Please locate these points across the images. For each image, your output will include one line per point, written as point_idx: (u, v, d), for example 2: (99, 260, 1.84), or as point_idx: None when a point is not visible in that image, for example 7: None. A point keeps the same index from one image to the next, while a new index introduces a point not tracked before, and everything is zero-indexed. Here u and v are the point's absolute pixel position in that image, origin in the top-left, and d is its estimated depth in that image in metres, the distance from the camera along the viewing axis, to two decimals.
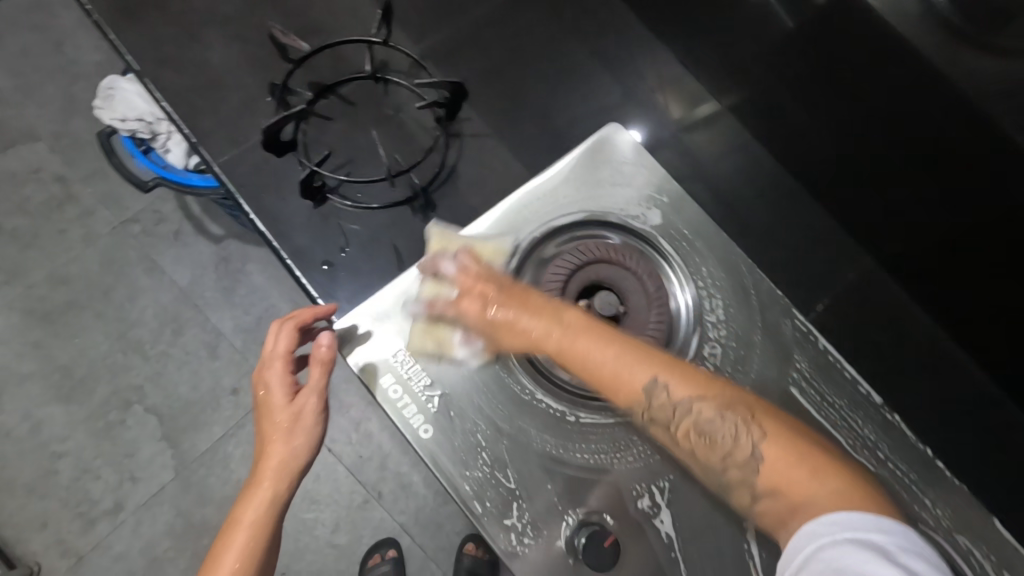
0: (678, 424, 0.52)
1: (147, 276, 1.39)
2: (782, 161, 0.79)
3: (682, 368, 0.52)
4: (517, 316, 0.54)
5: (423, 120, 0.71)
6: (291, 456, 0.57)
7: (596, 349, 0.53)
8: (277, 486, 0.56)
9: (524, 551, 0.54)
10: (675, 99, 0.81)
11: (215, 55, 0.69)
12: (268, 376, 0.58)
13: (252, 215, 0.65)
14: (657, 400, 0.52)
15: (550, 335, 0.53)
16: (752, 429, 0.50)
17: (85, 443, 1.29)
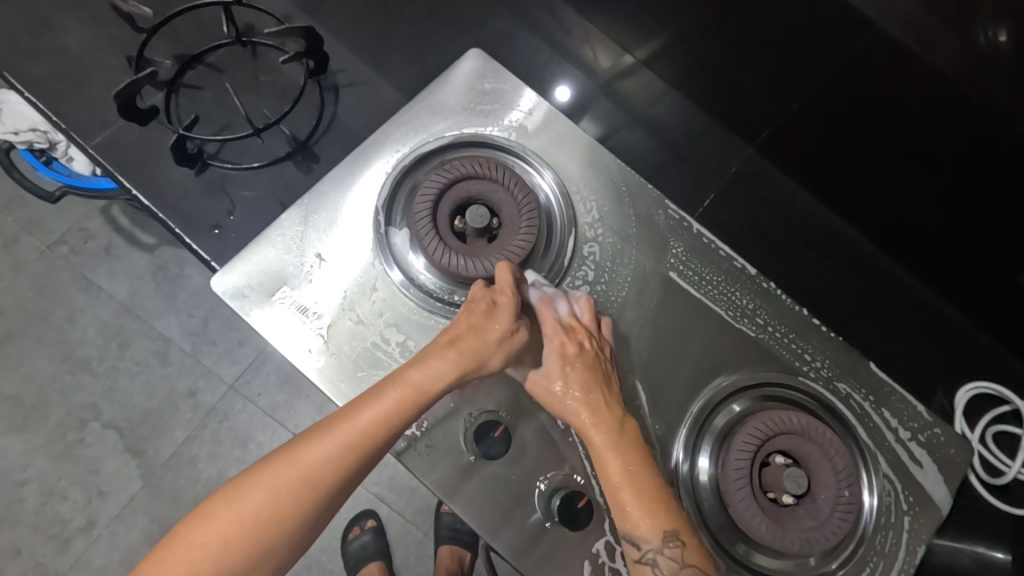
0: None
1: (84, 294, 1.38)
2: (672, 84, 0.88)
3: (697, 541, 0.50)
4: (585, 400, 0.53)
5: (291, 78, 0.72)
6: (476, 364, 0.52)
7: (641, 481, 0.51)
8: (450, 378, 0.51)
9: (428, 456, 0.53)
10: (602, 50, 0.88)
11: (72, 39, 0.69)
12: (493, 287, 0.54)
13: (135, 190, 0.65)
14: (662, 555, 0.50)
15: (596, 448, 0.52)
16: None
17: (46, 467, 1.28)
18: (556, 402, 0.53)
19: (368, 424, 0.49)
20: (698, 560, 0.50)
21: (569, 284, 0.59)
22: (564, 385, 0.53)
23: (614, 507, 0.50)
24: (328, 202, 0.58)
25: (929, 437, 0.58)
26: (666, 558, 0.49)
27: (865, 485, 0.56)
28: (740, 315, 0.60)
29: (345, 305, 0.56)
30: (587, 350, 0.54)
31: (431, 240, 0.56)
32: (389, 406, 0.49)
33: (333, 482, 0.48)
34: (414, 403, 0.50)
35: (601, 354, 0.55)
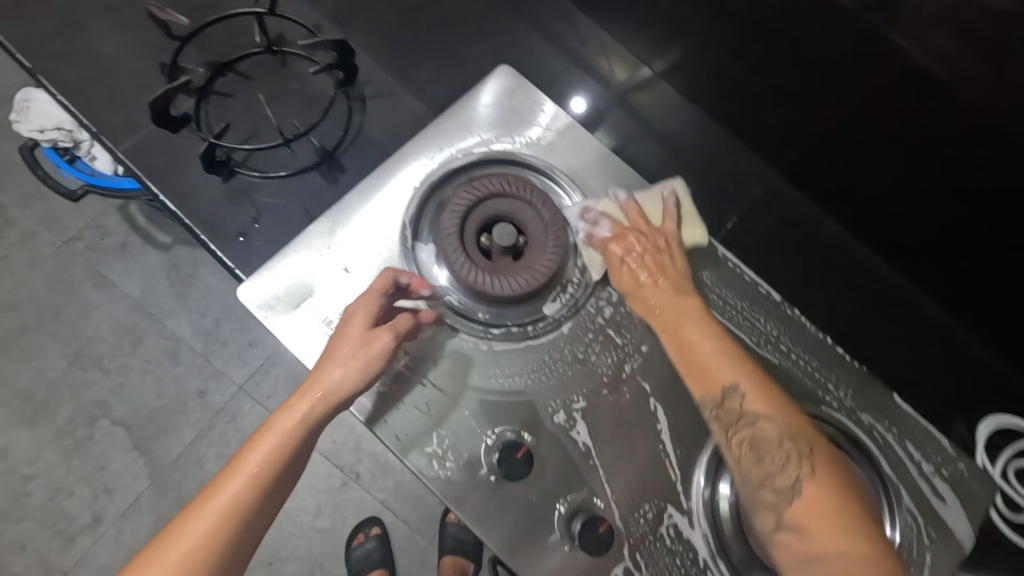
0: (743, 431, 0.51)
1: (98, 291, 1.39)
2: (697, 102, 0.89)
3: (768, 388, 0.52)
4: (646, 279, 0.57)
5: (318, 88, 0.72)
6: (338, 385, 0.49)
7: (700, 335, 0.54)
8: (317, 408, 0.49)
9: (447, 474, 0.52)
10: (618, 63, 0.90)
11: (105, 43, 0.69)
12: (359, 298, 0.52)
13: (162, 195, 0.66)
14: (734, 407, 0.51)
15: (668, 319, 0.55)
16: (805, 468, 0.49)
17: (54, 462, 1.29)
18: (628, 288, 0.57)
19: (254, 470, 0.46)
20: (765, 410, 0.51)
21: (594, 303, 0.59)
22: (631, 272, 0.57)
23: (677, 365, 0.54)
24: (356, 215, 0.58)
25: (952, 472, 0.58)
26: (733, 407, 0.51)
27: (888, 518, 0.55)
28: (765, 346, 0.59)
29: None
30: (639, 242, 0.58)
31: (458, 257, 0.56)
32: (265, 450, 0.47)
33: (206, 547, 0.44)
34: (289, 443, 0.48)
35: (656, 237, 0.59)
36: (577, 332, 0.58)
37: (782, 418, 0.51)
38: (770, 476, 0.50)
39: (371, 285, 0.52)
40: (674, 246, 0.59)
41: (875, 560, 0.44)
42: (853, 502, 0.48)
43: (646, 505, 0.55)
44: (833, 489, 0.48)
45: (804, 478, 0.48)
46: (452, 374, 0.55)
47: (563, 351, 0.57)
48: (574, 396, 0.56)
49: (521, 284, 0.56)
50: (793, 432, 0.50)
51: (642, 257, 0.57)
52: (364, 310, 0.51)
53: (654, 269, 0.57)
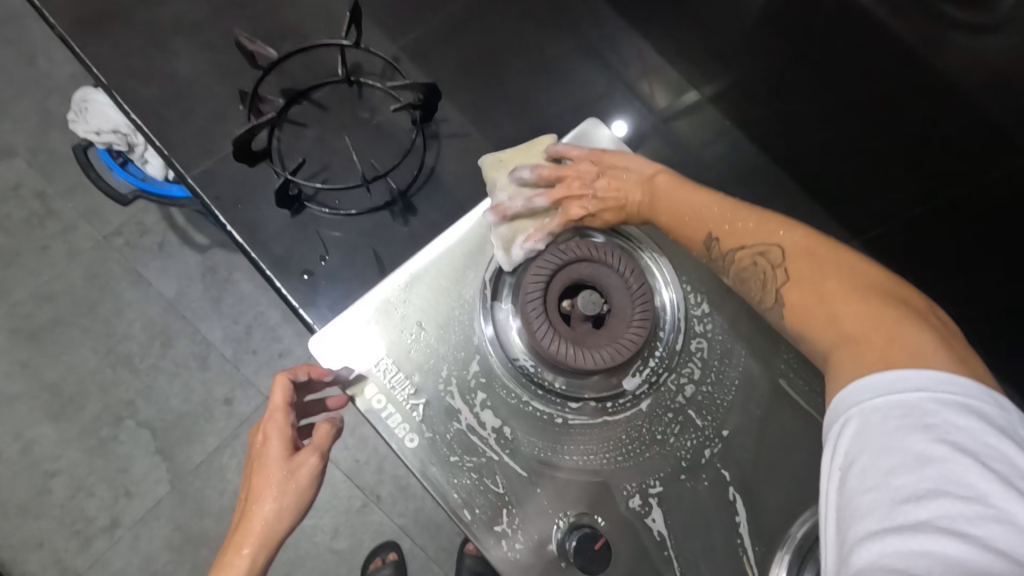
0: (734, 263, 0.54)
1: (134, 289, 1.38)
2: (784, 167, 0.80)
3: (734, 214, 0.54)
4: (597, 199, 0.57)
5: (392, 123, 0.69)
6: (273, 519, 0.53)
7: (666, 190, 0.57)
8: (259, 546, 0.53)
9: (516, 555, 0.50)
10: (659, 87, 0.81)
11: (182, 64, 0.68)
12: (266, 425, 0.56)
13: (230, 227, 0.64)
14: (719, 252, 0.55)
15: (636, 189, 0.58)
16: (784, 279, 0.51)
17: (77, 460, 1.27)
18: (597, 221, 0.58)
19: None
20: (748, 244, 0.53)
21: (674, 380, 0.56)
22: (587, 203, 0.58)
23: (670, 234, 0.57)
24: (433, 270, 0.56)
25: None
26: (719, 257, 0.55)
27: None
28: None
29: (445, 383, 0.53)
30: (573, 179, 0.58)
31: (539, 322, 0.53)
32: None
33: None
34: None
35: (574, 175, 0.58)
36: (657, 411, 0.55)
37: (753, 234, 0.53)
38: (770, 297, 0.52)
39: (273, 407, 0.55)
40: (603, 155, 0.60)
41: (874, 328, 0.45)
42: (843, 286, 0.48)
43: None
44: (821, 283, 0.49)
45: (794, 296, 0.50)
46: (525, 445, 0.52)
47: (641, 430, 0.54)
48: (651, 480, 0.53)
49: (606, 356, 0.53)
50: (765, 247, 0.52)
51: (584, 187, 0.58)
52: (276, 441, 0.55)
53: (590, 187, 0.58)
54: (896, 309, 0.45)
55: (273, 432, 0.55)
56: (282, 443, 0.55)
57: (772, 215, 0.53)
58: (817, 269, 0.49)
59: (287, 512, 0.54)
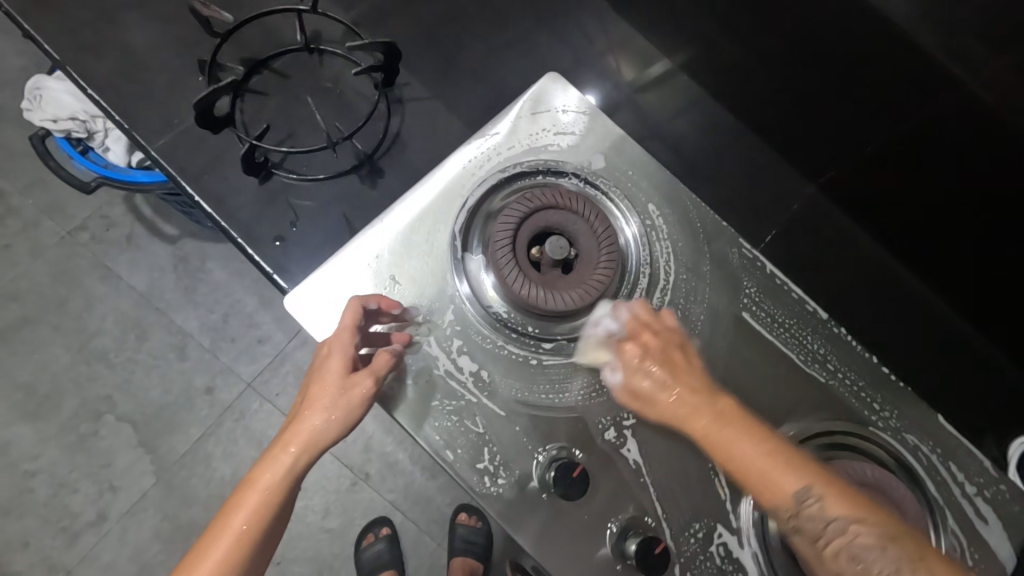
0: (829, 539, 0.46)
1: (103, 283, 1.36)
2: (733, 112, 0.78)
3: (837, 481, 0.47)
4: (666, 384, 0.52)
5: (352, 89, 0.70)
6: (319, 431, 0.52)
7: (747, 441, 0.49)
8: (300, 458, 0.52)
9: (499, 491, 0.52)
10: (626, 60, 0.79)
11: (137, 37, 0.67)
12: (333, 337, 0.52)
13: (197, 197, 0.64)
14: (806, 512, 0.47)
15: (717, 426, 0.50)
16: (879, 546, 0.45)
17: (57, 458, 1.26)
18: (651, 405, 0.53)
19: (243, 527, 0.50)
20: (845, 508, 0.46)
21: None
22: (652, 385, 0.53)
23: (747, 487, 0.49)
24: (404, 225, 0.57)
25: (994, 493, 0.58)
26: (815, 515, 0.46)
27: (934, 540, 0.55)
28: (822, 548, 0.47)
29: (421, 333, 0.55)
30: (655, 339, 0.54)
31: (510, 270, 0.55)
32: (252, 505, 0.51)
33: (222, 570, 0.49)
34: (276, 493, 0.51)
35: (666, 337, 0.54)
36: None
37: (871, 515, 0.46)
38: None
39: (341, 323, 0.52)
40: (688, 347, 0.54)
41: None
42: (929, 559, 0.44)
43: (695, 524, 0.54)
44: (913, 553, 0.44)
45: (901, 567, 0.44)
46: (502, 387, 0.54)
47: None
48: (626, 413, 0.55)
49: (578, 299, 0.55)
50: (874, 532, 0.45)
51: (662, 348, 0.53)
52: (337, 352, 0.52)
53: (678, 362, 0.53)
54: None
55: (337, 346, 0.52)
56: (344, 358, 0.52)
57: (869, 500, 0.47)
58: None
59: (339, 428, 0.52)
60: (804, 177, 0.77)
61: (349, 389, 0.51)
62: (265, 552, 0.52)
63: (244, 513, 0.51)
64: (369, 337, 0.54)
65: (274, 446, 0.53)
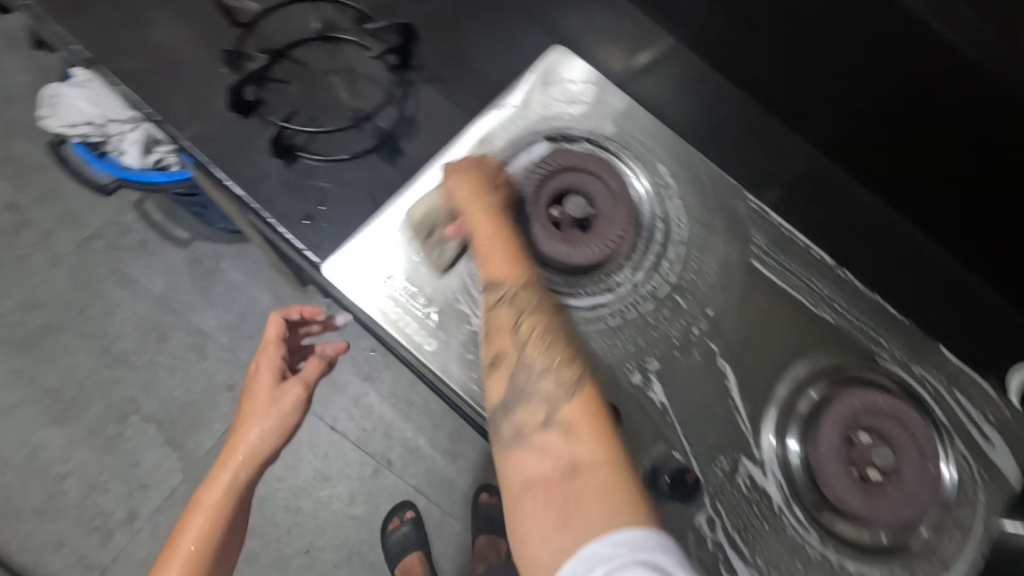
0: (519, 322, 0.52)
1: (121, 288, 1.38)
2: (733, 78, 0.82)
3: (550, 307, 0.53)
4: (470, 187, 0.58)
5: (368, 73, 0.73)
6: (257, 441, 0.63)
7: (502, 241, 0.56)
8: (240, 469, 0.63)
9: None
10: (614, 50, 0.82)
11: (162, 35, 0.71)
12: (260, 366, 0.66)
13: (228, 180, 0.67)
14: (513, 298, 0.53)
15: (485, 226, 0.56)
16: (553, 345, 0.52)
17: (86, 460, 1.29)
18: (451, 197, 0.58)
19: (193, 549, 0.60)
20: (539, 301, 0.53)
21: (661, 270, 0.61)
22: (463, 184, 0.58)
23: (482, 269, 0.54)
24: (430, 195, 0.61)
25: (999, 417, 0.61)
26: (519, 299, 0.53)
27: (943, 458, 0.58)
28: (495, 352, 0.52)
29: (453, 294, 0.59)
30: (493, 173, 0.60)
31: (532, 227, 0.59)
32: (203, 518, 0.61)
33: None
34: (221, 504, 0.62)
35: (496, 173, 0.60)
36: (648, 296, 0.60)
37: (556, 334, 0.52)
38: (536, 382, 0.49)
39: (267, 338, 0.68)
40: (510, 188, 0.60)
41: (601, 473, 0.43)
42: (585, 377, 0.50)
43: (721, 458, 0.57)
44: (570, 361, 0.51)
45: (561, 374, 0.49)
46: None
47: (635, 313, 0.60)
48: (650, 360, 0.59)
49: (598, 250, 0.59)
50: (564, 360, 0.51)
51: (486, 172, 0.59)
52: (267, 368, 0.66)
53: (498, 187, 0.59)
54: (625, 483, 0.42)
55: (266, 362, 0.67)
56: (267, 378, 0.66)
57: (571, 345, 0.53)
58: (601, 424, 0.47)
59: (274, 437, 0.63)
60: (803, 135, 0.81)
61: (277, 400, 0.64)
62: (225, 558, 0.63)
63: (199, 526, 0.61)
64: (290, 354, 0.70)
65: (215, 467, 0.64)
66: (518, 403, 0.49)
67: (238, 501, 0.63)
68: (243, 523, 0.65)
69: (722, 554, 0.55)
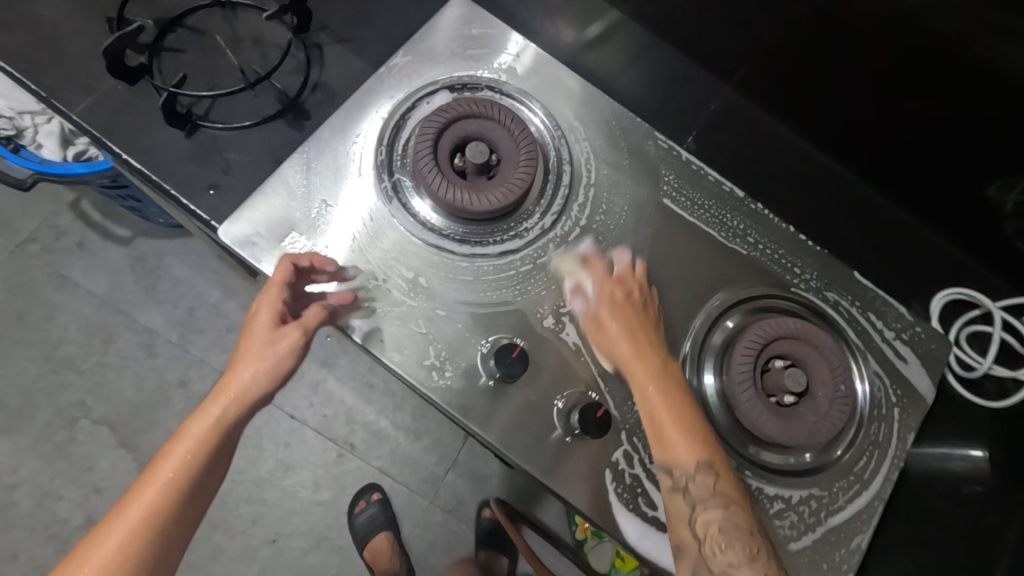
0: (698, 504, 0.52)
1: (61, 292, 1.34)
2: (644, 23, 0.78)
3: (728, 471, 0.53)
4: (622, 323, 0.56)
5: (271, 42, 0.71)
6: (249, 385, 0.52)
7: (680, 415, 0.53)
8: (229, 410, 0.52)
9: (448, 382, 0.54)
10: (566, 23, 0.79)
11: (46, 8, 0.67)
12: (262, 295, 0.53)
13: (125, 155, 0.64)
14: (695, 482, 0.52)
15: (650, 386, 0.54)
16: (732, 512, 0.52)
17: (37, 468, 1.25)
18: (603, 333, 0.56)
19: (148, 505, 0.49)
20: (725, 489, 0.52)
21: (570, 214, 0.61)
22: (603, 317, 0.56)
23: (659, 447, 0.53)
24: (326, 152, 0.58)
25: (912, 335, 0.62)
26: (699, 486, 0.52)
27: (857, 377, 0.59)
28: (680, 525, 0.52)
29: (356, 250, 0.56)
30: (637, 295, 0.57)
31: (433, 176, 0.57)
32: (174, 462, 0.50)
33: (139, 538, 0.48)
34: (200, 452, 0.51)
35: (637, 296, 0.57)
36: (557, 239, 0.60)
37: (738, 499, 0.52)
38: (718, 556, 0.50)
39: (270, 280, 0.53)
40: (645, 301, 0.58)
41: None
42: (761, 541, 0.52)
43: None
44: (753, 543, 0.51)
45: (748, 547, 0.51)
46: (440, 291, 0.57)
47: (545, 258, 0.59)
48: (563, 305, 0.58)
49: (507, 193, 0.57)
50: (742, 524, 0.52)
51: (626, 296, 0.57)
52: (266, 308, 0.52)
53: (638, 309, 0.57)
54: None
55: (267, 304, 0.53)
56: (266, 314, 0.53)
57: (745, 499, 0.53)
58: None
59: (272, 381, 0.52)
60: (718, 76, 0.81)
61: (274, 344, 0.52)
62: (161, 539, 0.49)
63: (162, 479, 0.50)
64: (297, 298, 0.55)
65: (206, 399, 0.53)
66: None
67: (212, 453, 0.51)
68: (186, 503, 0.50)
69: (641, 488, 0.55)
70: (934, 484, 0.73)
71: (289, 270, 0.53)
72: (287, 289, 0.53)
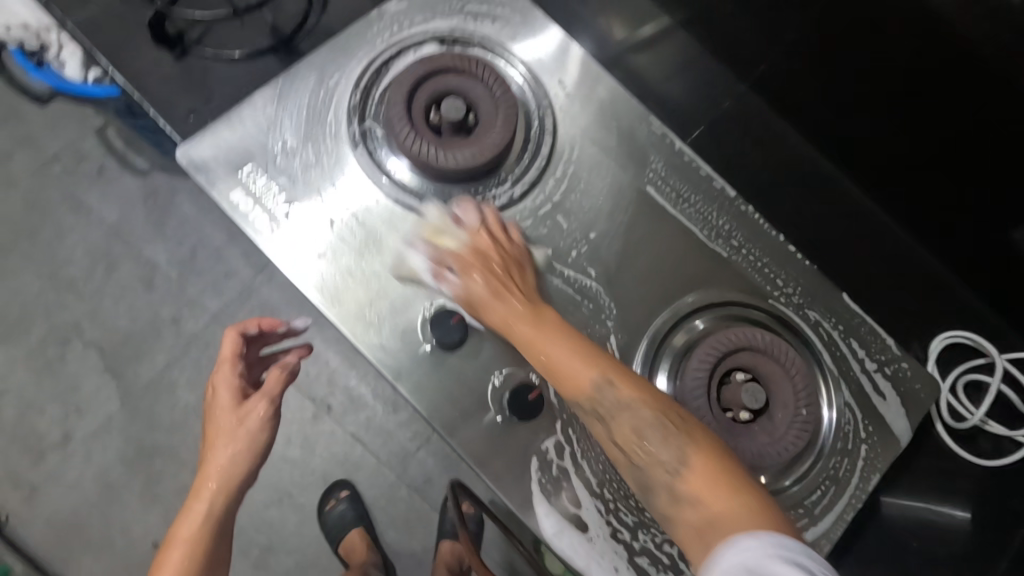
0: (614, 423, 0.47)
1: (72, 213, 1.25)
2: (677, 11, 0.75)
3: (629, 376, 0.48)
4: (479, 280, 0.51)
5: None
6: (229, 464, 0.56)
7: (553, 336, 0.49)
8: (217, 496, 0.55)
9: (382, 340, 0.53)
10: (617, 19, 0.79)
11: None
12: (217, 374, 0.59)
13: (110, 68, 0.62)
14: (601, 403, 0.47)
15: (524, 324, 0.50)
16: (641, 410, 0.47)
17: (25, 379, 1.19)
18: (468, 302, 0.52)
19: None
20: (637, 398, 0.47)
21: (542, 189, 0.58)
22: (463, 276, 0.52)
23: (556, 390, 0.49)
24: (300, 90, 0.57)
25: (896, 370, 0.57)
26: (614, 397, 0.47)
27: (823, 403, 0.55)
28: (612, 447, 0.49)
29: (314, 193, 0.55)
30: (495, 247, 0.53)
31: (402, 128, 0.54)
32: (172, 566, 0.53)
33: None
34: (194, 547, 0.54)
35: (505, 245, 0.54)
36: (523, 213, 0.57)
37: (649, 398, 0.47)
38: (645, 461, 0.46)
39: (224, 356, 0.59)
40: (507, 246, 0.54)
41: (731, 508, 0.42)
42: (692, 427, 0.47)
43: None
44: (686, 433, 0.46)
45: (672, 440, 0.46)
46: (394, 247, 0.55)
47: None
48: None
49: (473, 155, 0.54)
50: (665, 411, 0.47)
51: (483, 246, 0.53)
52: (225, 387, 0.58)
53: (498, 257, 0.53)
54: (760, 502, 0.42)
55: (226, 382, 0.58)
56: (229, 393, 0.58)
57: (655, 390, 0.48)
58: (727, 472, 0.44)
59: (251, 456, 0.56)
60: (738, 74, 0.77)
61: (242, 417, 0.56)
62: None
63: None
64: (250, 371, 0.61)
65: (188, 497, 0.57)
66: (657, 497, 0.46)
67: (211, 538, 0.55)
68: None
69: (567, 482, 0.53)
70: (913, 531, 0.68)
71: (238, 341, 0.59)
72: (242, 361, 0.60)
